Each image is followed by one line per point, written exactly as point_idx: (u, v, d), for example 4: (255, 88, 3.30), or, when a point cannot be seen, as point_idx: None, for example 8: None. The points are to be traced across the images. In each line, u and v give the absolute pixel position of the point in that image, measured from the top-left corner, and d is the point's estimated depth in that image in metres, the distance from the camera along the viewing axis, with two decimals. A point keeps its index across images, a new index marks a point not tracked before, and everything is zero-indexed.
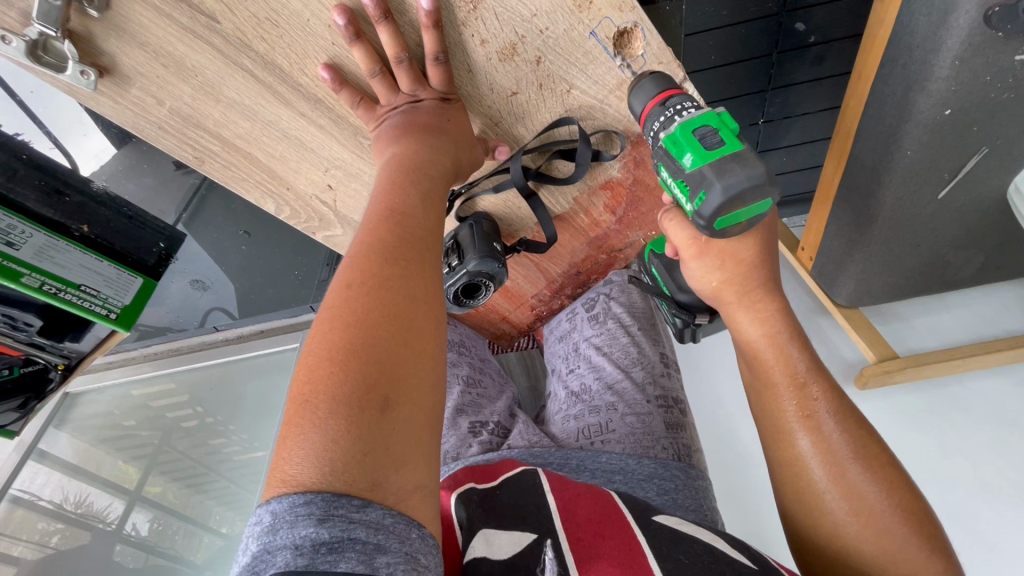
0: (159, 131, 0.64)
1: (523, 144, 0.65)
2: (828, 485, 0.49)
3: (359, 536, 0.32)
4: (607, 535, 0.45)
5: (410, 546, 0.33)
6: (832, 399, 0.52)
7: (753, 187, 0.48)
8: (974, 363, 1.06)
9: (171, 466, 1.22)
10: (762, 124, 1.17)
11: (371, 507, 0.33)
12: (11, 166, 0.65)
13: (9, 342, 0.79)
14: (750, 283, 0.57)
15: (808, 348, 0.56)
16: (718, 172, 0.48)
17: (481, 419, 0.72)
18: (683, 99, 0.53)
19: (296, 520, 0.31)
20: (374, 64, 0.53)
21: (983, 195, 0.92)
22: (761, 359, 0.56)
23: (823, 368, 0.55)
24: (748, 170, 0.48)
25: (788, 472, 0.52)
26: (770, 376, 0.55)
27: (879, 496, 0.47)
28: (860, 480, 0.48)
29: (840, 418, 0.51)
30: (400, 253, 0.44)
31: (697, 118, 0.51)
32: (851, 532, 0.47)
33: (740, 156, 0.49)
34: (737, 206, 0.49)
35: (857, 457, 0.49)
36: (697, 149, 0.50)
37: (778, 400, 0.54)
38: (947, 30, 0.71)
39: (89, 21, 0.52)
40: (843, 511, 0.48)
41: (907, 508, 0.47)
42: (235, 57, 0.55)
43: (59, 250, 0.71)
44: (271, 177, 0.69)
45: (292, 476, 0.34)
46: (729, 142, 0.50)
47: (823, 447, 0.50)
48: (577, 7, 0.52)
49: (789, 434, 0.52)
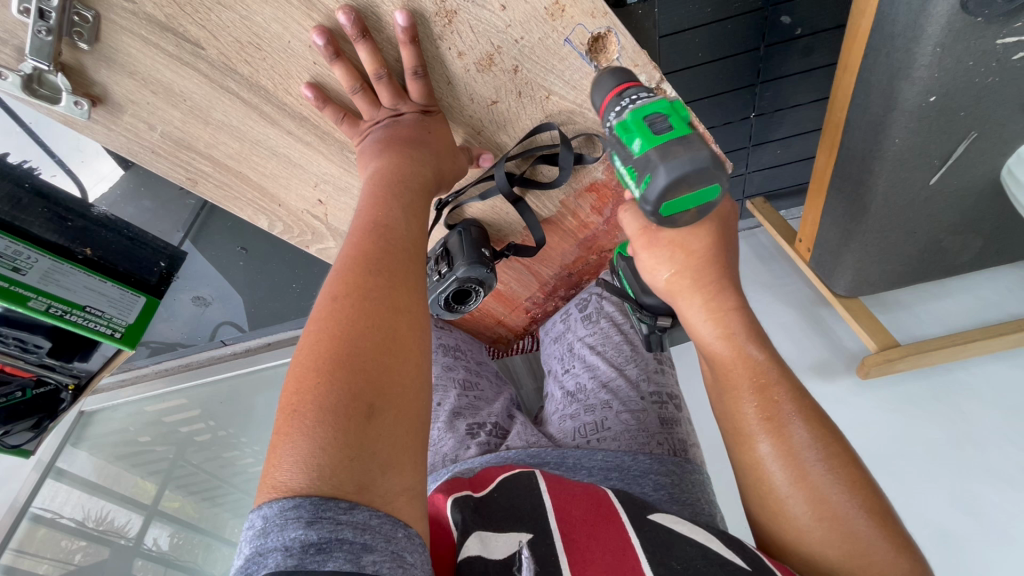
0: (153, 155, 0.65)
1: (506, 151, 0.66)
2: (791, 490, 0.48)
3: (346, 536, 0.33)
4: (600, 537, 0.45)
5: (396, 545, 0.35)
6: (791, 398, 0.52)
7: (699, 170, 0.48)
8: (977, 348, 1.05)
9: (185, 480, 1.25)
10: (754, 118, 1.17)
11: (358, 509, 0.34)
12: (15, 195, 0.67)
13: (20, 364, 0.81)
14: (708, 280, 0.58)
15: (766, 344, 0.56)
16: (662, 156, 0.48)
17: (479, 420, 0.73)
18: (638, 91, 0.53)
19: (286, 523, 0.33)
20: (354, 81, 0.54)
21: (977, 179, 0.92)
22: (720, 357, 0.56)
23: (784, 367, 0.55)
24: (691, 153, 0.48)
25: (754, 477, 0.51)
26: (731, 378, 0.55)
27: (841, 500, 0.47)
28: (822, 483, 0.48)
29: (804, 419, 0.51)
30: (384, 264, 0.46)
31: (649, 105, 0.51)
32: (815, 538, 0.47)
33: (686, 140, 0.49)
34: (684, 189, 0.49)
35: (818, 460, 0.49)
36: (646, 134, 0.50)
37: (738, 403, 0.53)
38: (926, 17, 0.71)
39: (80, 54, 0.54)
40: (808, 515, 0.47)
41: (873, 510, 0.47)
42: (222, 80, 0.57)
43: (63, 273, 0.74)
44: (263, 195, 0.71)
45: (283, 482, 0.35)
46: (679, 127, 0.50)
47: (786, 449, 0.50)
48: (550, 16, 0.53)
49: (750, 439, 0.52)
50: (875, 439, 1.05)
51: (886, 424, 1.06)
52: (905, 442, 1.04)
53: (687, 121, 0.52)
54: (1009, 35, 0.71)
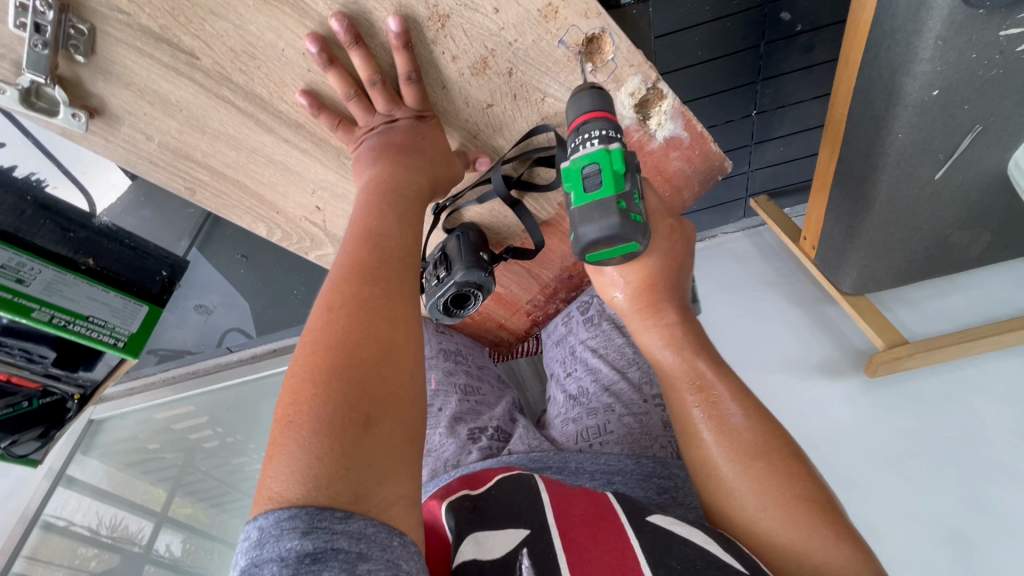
0: (150, 165, 0.66)
1: (503, 154, 0.66)
2: (736, 481, 0.48)
3: (341, 546, 0.33)
4: (600, 539, 0.45)
5: (392, 553, 0.34)
6: (732, 392, 0.53)
7: (610, 235, 0.50)
8: (987, 344, 1.04)
9: (195, 487, 1.27)
10: (755, 116, 1.16)
11: (354, 518, 0.34)
12: (19, 207, 0.68)
13: (26, 375, 0.82)
14: (650, 299, 0.59)
15: (710, 351, 0.57)
16: (580, 219, 0.51)
17: (480, 425, 0.72)
18: (597, 127, 0.53)
19: (282, 533, 0.32)
20: (348, 87, 0.55)
21: (982, 174, 0.90)
22: (664, 364, 0.57)
23: (726, 368, 0.56)
24: (604, 221, 0.50)
25: (702, 473, 0.51)
26: (675, 381, 0.56)
27: (780, 490, 0.47)
28: (764, 472, 0.48)
29: (744, 409, 0.52)
30: (380, 274, 0.46)
31: (588, 156, 0.52)
32: (763, 526, 0.46)
33: (606, 205, 0.50)
34: (601, 247, 0.52)
35: (757, 452, 0.49)
36: (577, 190, 0.52)
37: (682, 402, 0.54)
38: (927, 11, 0.70)
39: (77, 66, 0.55)
40: (753, 507, 0.47)
41: (814, 499, 0.46)
42: (217, 89, 0.58)
43: (67, 284, 0.74)
44: (261, 203, 0.71)
45: (278, 493, 0.35)
46: (609, 185, 0.51)
47: (730, 442, 0.50)
48: (543, 18, 0.53)
49: (695, 432, 0.52)
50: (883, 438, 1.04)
51: (893, 422, 1.05)
52: (914, 440, 1.02)
53: (623, 176, 0.52)
54: (1012, 26, 0.70)
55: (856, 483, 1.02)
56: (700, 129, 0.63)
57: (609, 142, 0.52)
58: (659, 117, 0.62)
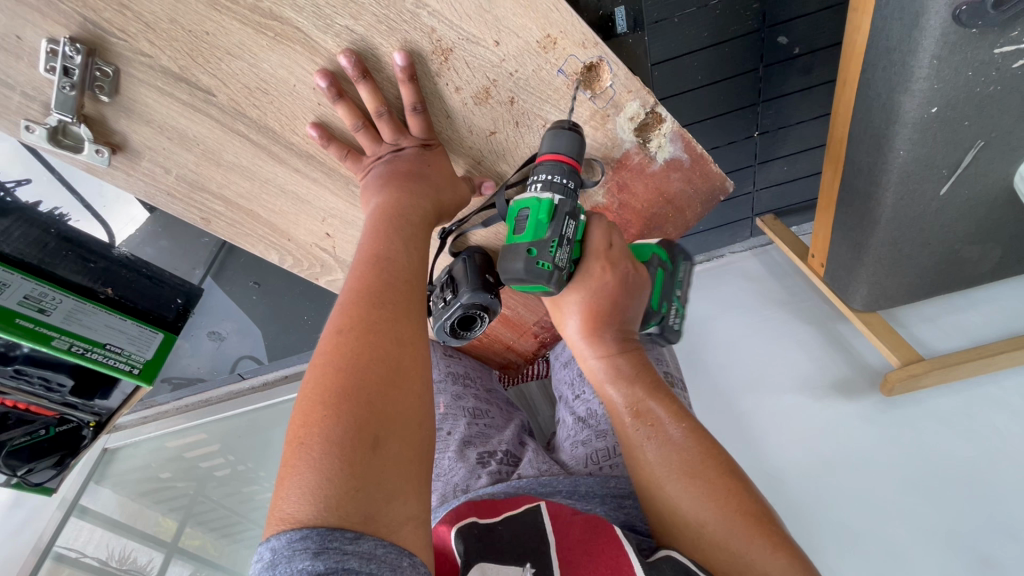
0: (168, 198, 0.68)
1: (506, 179, 0.67)
2: (678, 497, 0.52)
3: (352, 566, 0.33)
4: (594, 552, 0.46)
5: (401, 573, 0.34)
6: (669, 413, 0.57)
7: (518, 276, 0.56)
8: (1006, 360, 1.01)
9: (206, 517, 1.26)
10: (758, 137, 1.18)
11: (364, 539, 0.34)
12: (44, 240, 0.73)
13: (44, 403, 0.83)
14: (596, 330, 0.62)
15: (649, 375, 0.60)
16: (501, 256, 0.57)
17: (489, 448, 0.72)
18: (544, 173, 0.56)
19: (294, 554, 0.33)
20: (357, 119, 0.57)
21: (988, 188, 0.90)
22: (604, 390, 0.61)
23: (663, 390, 0.59)
24: (515, 263, 0.55)
25: (647, 490, 0.55)
26: (615, 405, 0.59)
27: (714, 503, 0.50)
28: (699, 488, 0.51)
29: (680, 428, 0.55)
30: (387, 297, 0.47)
31: (525, 201, 0.56)
32: (704, 540, 0.50)
33: (518, 249, 0.55)
34: (516, 285, 0.58)
35: (694, 468, 0.53)
36: (509, 230, 0.57)
37: (625, 428, 0.58)
38: (921, 31, 0.71)
39: (101, 106, 0.58)
40: (693, 520, 0.51)
41: (750, 513, 0.49)
42: (232, 124, 0.61)
43: (85, 313, 0.77)
44: (273, 231, 0.73)
45: (290, 514, 0.35)
46: (530, 230, 0.56)
47: (669, 461, 0.54)
48: (542, 48, 0.55)
49: (638, 453, 0.56)
50: (902, 459, 1.01)
51: (912, 442, 1.03)
52: (935, 461, 1.00)
53: (547, 224, 0.55)
54: (1007, 44, 0.71)
55: (878, 506, 0.99)
56: (700, 151, 0.64)
57: (548, 188, 0.55)
58: (659, 140, 0.64)
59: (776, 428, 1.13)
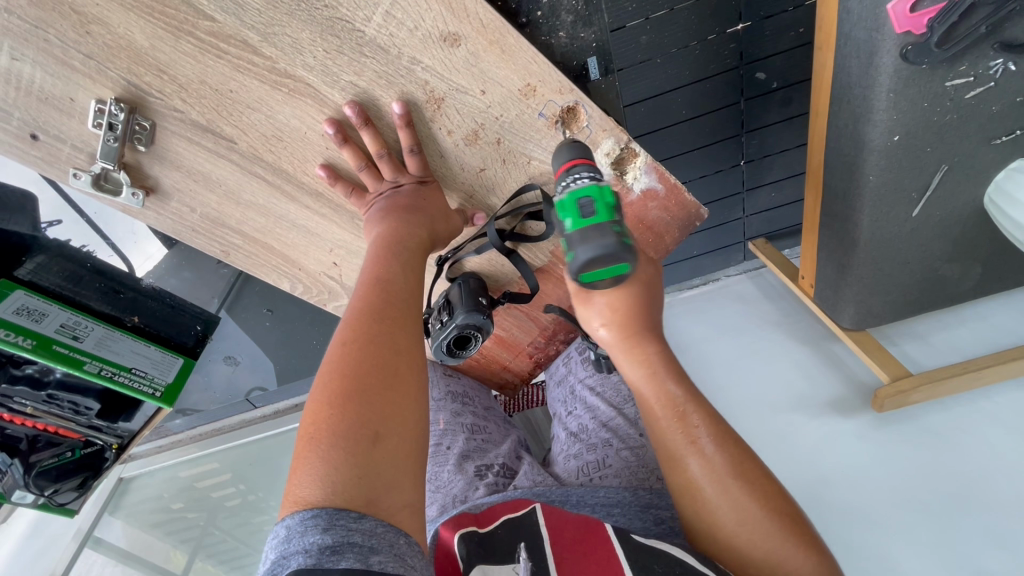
0: (192, 233, 0.75)
1: (495, 211, 0.74)
2: (719, 501, 0.52)
3: (356, 540, 0.37)
4: (589, 552, 0.50)
5: (399, 549, 0.39)
6: (707, 420, 0.56)
7: (607, 254, 0.56)
8: (995, 375, 1.04)
9: (215, 549, 1.31)
10: (744, 165, 1.24)
11: (367, 518, 0.39)
12: (77, 273, 0.82)
13: (72, 426, 0.89)
14: (632, 329, 0.63)
15: (685, 379, 0.60)
16: (582, 238, 0.56)
17: (486, 462, 0.76)
18: (584, 169, 0.60)
19: (306, 529, 0.37)
20: (360, 160, 0.64)
21: (959, 209, 0.95)
22: (644, 394, 0.59)
23: (701, 396, 0.58)
24: (603, 239, 0.56)
25: (686, 497, 0.54)
26: (655, 410, 0.58)
27: (756, 508, 0.50)
28: (742, 494, 0.51)
29: (719, 436, 0.55)
30: (385, 312, 0.53)
31: (583, 189, 0.58)
32: (743, 541, 0.51)
33: (603, 227, 0.56)
34: (596, 267, 0.57)
35: (736, 473, 0.52)
36: (574, 216, 0.57)
37: (664, 432, 0.56)
38: (876, 68, 0.78)
39: (138, 154, 0.66)
40: (733, 523, 0.51)
41: (786, 513, 0.51)
42: (251, 167, 0.68)
43: (115, 340, 0.85)
44: (285, 261, 0.80)
45: (303, 497, 0.40)
46: (603, 213, 0.57)
47: (711, 467, 0.53)
48: (524, 95, 0.63)
49: (680, 460, 0.54)
50: (896, 474, 1.03)
51: (907, 457, 1.04)
52: (929, 477, 1.01)
53: (614, 206, 0.58)
54: (957, 77, 0.77)
55: (875, 522, 1.00)
56: (674, 181, 0.71)
57: (597, 180, 0.59)
58: (634, 172, 0.70)
59: (772, 446, 1.15)
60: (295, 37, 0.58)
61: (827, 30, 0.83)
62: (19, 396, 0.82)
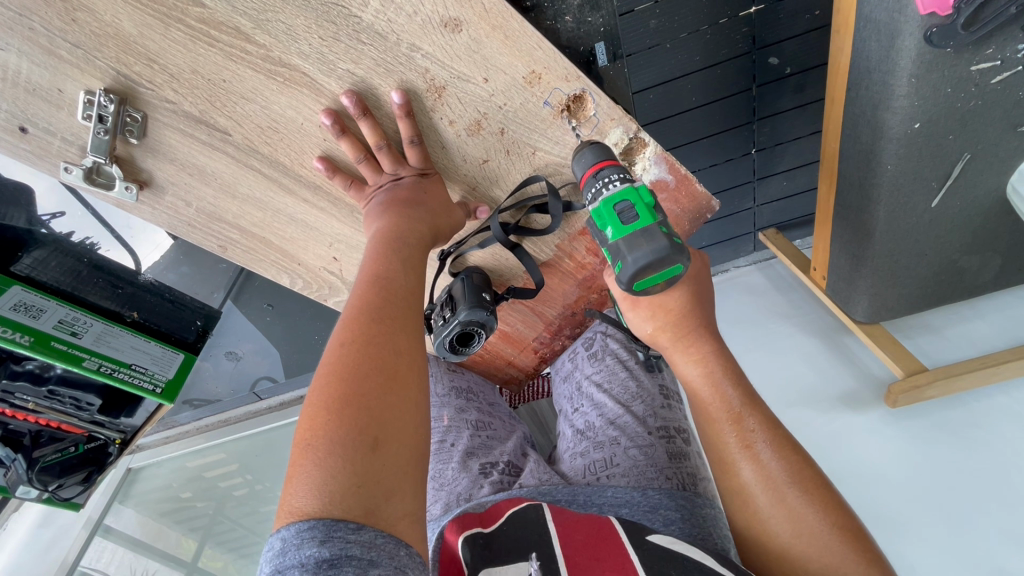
0: (187, 228, 0.74)
1: (499, 204, 0.71)
2: (772, 509, 0.50)
3: (355, 553, 0.36)
4: (601, 558, 0.47)
5: (398, 561, 0.37)
6: (762, 424, 0.54)
7: (661, 258, 0.54)
8: (1014, 369, 1.01)
9: (225, 537, 1.34)
10: (755, 153, 1.20)
11: (365, 529, 0.38)
12: (77, 268, 0.84)
13: (74, 421, 0.89)
14: (687, 327, 0.60)
15: (742, 381, 0.57)
16: (629, 247, 0.54)
17: (491, 459, 0.75)
18: (613, 171, 0.59)
19: (302, 542, 0.36)
20: (359, 152, 0.62)
21: (981, 198, 0.92)
22: (700, 397, 0.57)
23: (757, 400, 0.56)
24: (653, 245, 0.54)
25: (737, 502, 0.52)
26: (709, 412, 0.56)
27: (818, 520, 0.48)
28: (798, 503, 0.49)
29: (775, 442, 0.52)
30: (385, 312, 0.51)
31: (618, 193, 0.57)
32: (796, 554, 0.48)
33: (649, 231, 0.55)
34: (650, 272, 0.55)
35: (794, 481, 0.50)
36: (615, 225, 0.56)
37: (717, 435, 0.54)
38: (897, 53, 0.74)
39: (131, 147, 0.64)
40: (788, 533, 0.49)
41: (845, 527, 0.48)
42: (246, 159, 0.66)
43: (114, 335, 0.86)
44: (284, 256, 0.78)
45: (298, 507, 0.38)
46: (645, 215, 0.55)
47: (762, 473, 0.51)
48: (528, 83, 0.60)
49: (731, 464, 0.53)
50: (909, 471, 1.01)
51: (919, 453, 1.02)
52: (941, 473, 0.99)
53: (652, 206, 0.57)
54: (983, 61, 0.74)
55: (887, 519, 0.98)
56: (685, 172, 0.68)
57: (629, 181, 0.58)
58: (644, 163, 0.68)
59: None
60: (289, 24, 0.56)
61: (843, 16, 0.80)
62: (20, 392, 0.82)
